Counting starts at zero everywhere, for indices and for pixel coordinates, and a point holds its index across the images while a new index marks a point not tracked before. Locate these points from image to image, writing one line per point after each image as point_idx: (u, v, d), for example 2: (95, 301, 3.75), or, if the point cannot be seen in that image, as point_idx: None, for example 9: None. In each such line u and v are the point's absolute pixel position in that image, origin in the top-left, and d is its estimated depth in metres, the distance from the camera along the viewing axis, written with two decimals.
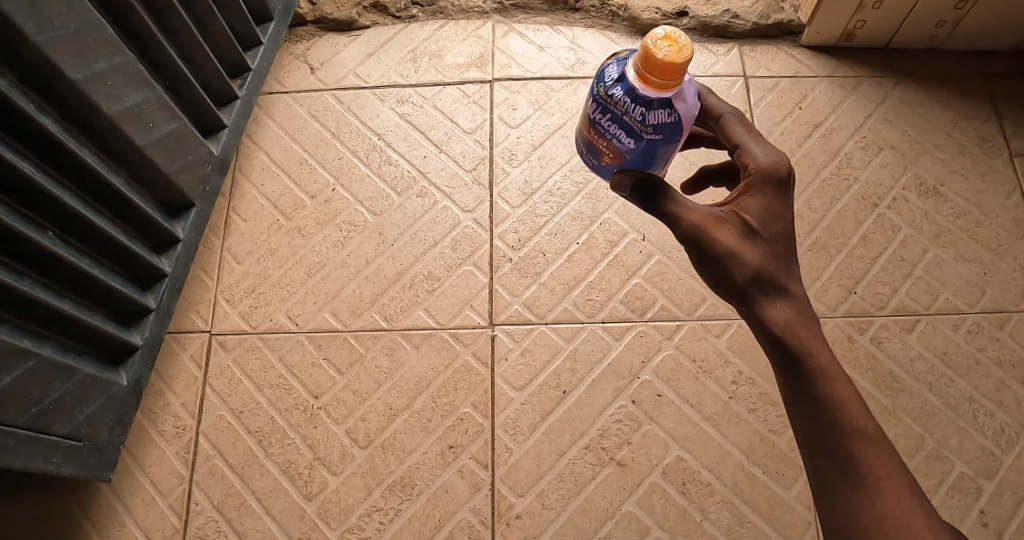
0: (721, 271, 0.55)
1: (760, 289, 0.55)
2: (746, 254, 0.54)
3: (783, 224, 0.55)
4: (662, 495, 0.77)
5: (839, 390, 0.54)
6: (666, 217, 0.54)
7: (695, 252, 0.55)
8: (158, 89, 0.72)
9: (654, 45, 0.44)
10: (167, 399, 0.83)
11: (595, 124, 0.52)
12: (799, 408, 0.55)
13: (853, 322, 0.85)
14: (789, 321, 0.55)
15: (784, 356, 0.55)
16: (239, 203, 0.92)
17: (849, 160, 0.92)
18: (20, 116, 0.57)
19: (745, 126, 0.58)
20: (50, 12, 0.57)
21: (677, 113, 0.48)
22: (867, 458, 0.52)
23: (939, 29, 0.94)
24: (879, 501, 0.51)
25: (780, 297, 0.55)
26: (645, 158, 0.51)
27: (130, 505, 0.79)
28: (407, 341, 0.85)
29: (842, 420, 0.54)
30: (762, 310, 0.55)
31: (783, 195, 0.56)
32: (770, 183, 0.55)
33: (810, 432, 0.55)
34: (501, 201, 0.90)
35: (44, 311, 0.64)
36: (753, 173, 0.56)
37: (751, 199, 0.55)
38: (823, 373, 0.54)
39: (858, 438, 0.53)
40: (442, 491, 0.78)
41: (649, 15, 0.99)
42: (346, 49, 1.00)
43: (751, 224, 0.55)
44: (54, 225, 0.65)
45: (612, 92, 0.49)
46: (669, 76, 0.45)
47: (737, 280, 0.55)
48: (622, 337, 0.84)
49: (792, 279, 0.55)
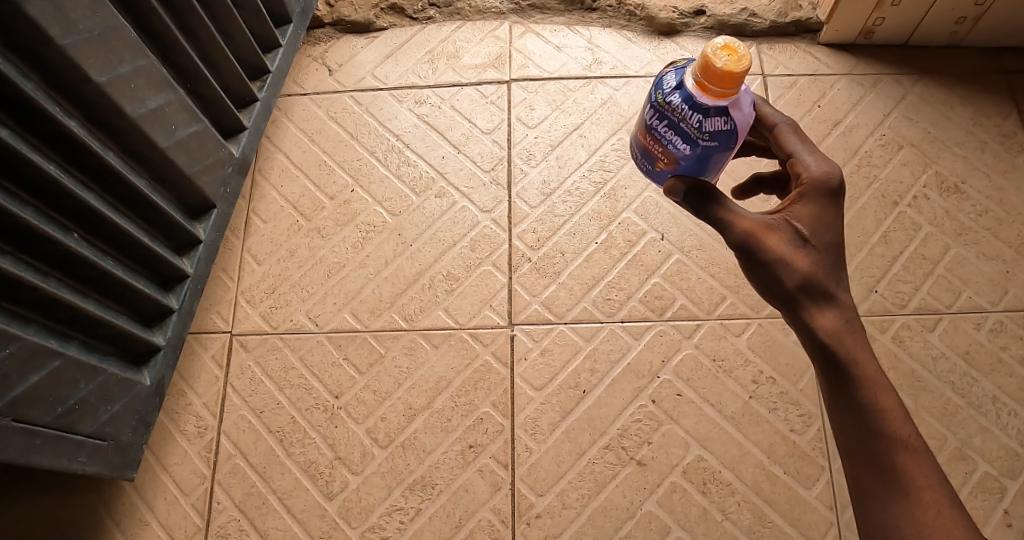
0: (771, 277, 0.55)
1: (810, 296, 0.54)
2: (797, 262, 0.54)
3: (834, 233, 0.55)
4: (682, 494, 0.77)
5: (883, 398, 0.54)
6: (716, 222, 0.54)
7: (744, 257, 0.55)
8: (180, 92, 0.73)
9: (714, 54, 0.46)
10: (189, 399, 0.84)
11: (651, 129, 0.53)
12: (844, 415, 0.55)
13: (874, 321, 0.84)
14: (836, 328, 0.55)
15: (829, 363, 0.55)
16: (259, 205, 0.93)
17: (869, 158, 0.92)
18: (46, 119, 0.58)
19: (800, 136, 0.59)
20: (76, 16, 0.57)
21: (733, 122, 0.50)
22: (909, 468, 0.52)
23: (960, 26, 0.94)
24: (919, 509, 0.51)
25: (828, 305, 0.55)
26: (700, 164, 0.53)
27: (152, 503, 0.80)
28: (427, 341, 0.85)
29: (886, 428, 0.54)
30: (809, 317, 0.55)
31: (834, 205, 0.56)
32: (822, 194, 0.56)
33: (853, 439, 0.55)
34: (519, 201, 0.90)
35: (70, 312, 0.65)
36: (805, 182, 0.57)
37: (803, 207, 0.56)
38: (869, 382, 0.54)
39: (900, 447, 0.53)
40: (462, 490, 0.78)
41: (667, 14, 0.99)
42: (364, 51, 1.01)
43: (801, 232, 0.55)
44: (77, 225, 0.65)
45: (669, 99, 0.51)
46: (727, 84, 0.47)
47: (786, 287, 0.55)
48: (641, 336, 0.84)
49: (841, 288, 0.55)
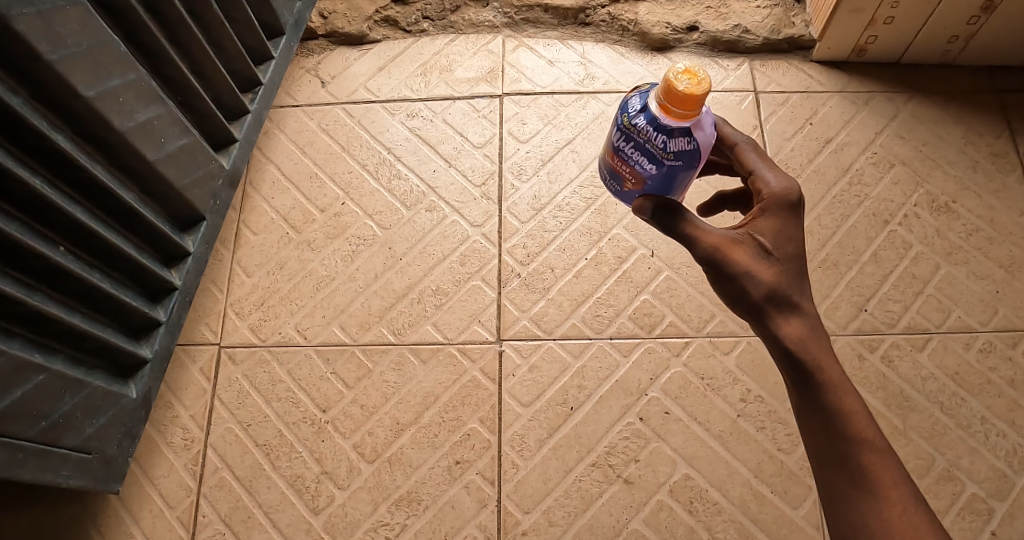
0: (737, 289, 0.55)
1: (775, 306, 0.54)
2: (761, 273, 0.54)
3: (796, 245, 0.55)
4: (669, 513, 0.77)
5: (847, 402, 0.54)
6: (682, 237, 0.55)
7: (711, 271, 0.55)
8: (170, 104, 0.73)
9: (675, 78, 0.47)
10: (176, 411, 0.84)
11: (618, 151, 0.54)
12: (811, 419, 0.55)
13: (863, 340, 0.84)
14: (801, 336, 0.55)
15: (795, 369, 0.55)
16: (250, 216, 0.93)
17: (860, 176, 0.92)
18: (32, 134, 0.58)
19: (759, 153, 0.59)
20: (64, 31, 0.57)
21: (697, 141, 0.50)
22: (875, 468, 0.53)
23: (952, 44, 0.94)
24: (886, 507, 0.51)
25: (793, 314, 0.55)
26: (665, 183, 0.53)
27: (138, 516, 0.79)
28: (415, 355, 0.85)
29: (851, 431, 0.54)
30: (775, 326, 0.55)
31: (795, 219, 0.56)
32: (783, 208, 0.56)
33: (821, 442, 0.55)
34: (510, 216, 0.90)
35: (55, 325, 0.65)
36: (766, 198, 0.57)
37: (765, 222, 0.56)
38: (834, 387, 0.55)
39: (865, 448, 0.53)
40: (448, 506, 0.78)
41: (660, 30, 0.99)
42: (357, 63, 1.01)
43: (764, 245, 0.55)
44: (64, 239, 0.65)
45: (635, 122, 0.51)
46: (689, 107, 0.47)
47: (752, 298, 0.55)
48: (630, 353, 0.83)
49: (805, 297, 0.55)
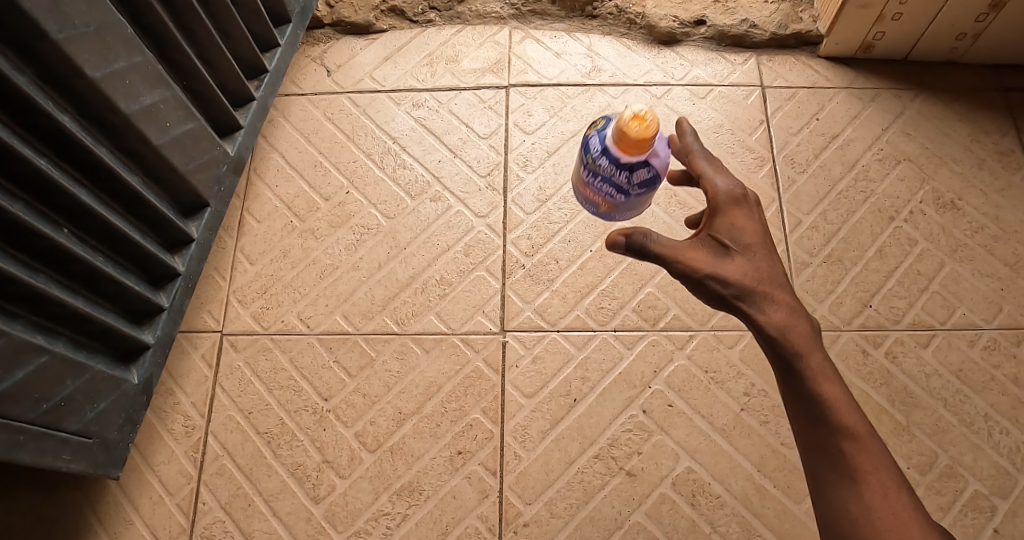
0: (709, 290, 0.59)
1: (746, 300, 0.59)
2: (727, 269, 0.59)
3: (753, 236, 0.61)
4: (671, 506, 0.76)
5: (830, 391, 0.56)
6: (654, 259, 0.59)
7: (683, 279, 0.60)
8: (175, 88, 0.72)
9: (627, 125, 0.56)
10: (177, 398, 0.83)
11: (590, 185, 0.66)
12: (796, 408, 0.58)
13: (867, 335, 0.84)
14: (780, 325, 0.58)
15: (777, 358, 0.58)
16: (253, 204, 0.92)
17: (866, 172, 0.92)
18: (38, 113, 0.58)
19: (709, 160, 0.66)
20: (70, 11, 0.57)
21: (655, 169, 0.61)
22: (857, 456, 0.55)
23: (960, 42, 0.94)
24: (867, 494, 0.53)
25: (767, 305, 0.59)
26: (632, 206, 0.66)
27: (137, 503, 0.79)
28: (418, 345, 0.84)
29: (833, 419, 0.56)
30: (752, 319, 0.59)
31: (745, 212, 0.62)
32: (732, 203, 0.62)
33: (805, 431, 0.57)
34: (515, 207, 0.90)
35: (57, 308, 0.64)
36: (717, 198, 0.63)
37: (719, 221, 0.62)
38: (815, 376, 0.57)
39: (846, 435, 0.55)
40: (450, 496, 0.78)
41: (667, 23, 0.99)
42: (363, 53, 1.00)
43: (724, 242, 0.60)
44: (68, 221, 0.65)
45: (600, 162, 0.62)
46: (642, 147, 0.57)
47: (723, 295, 0.59)
48: (634, 346, 0.83)
49: (777, 288, 0.59)
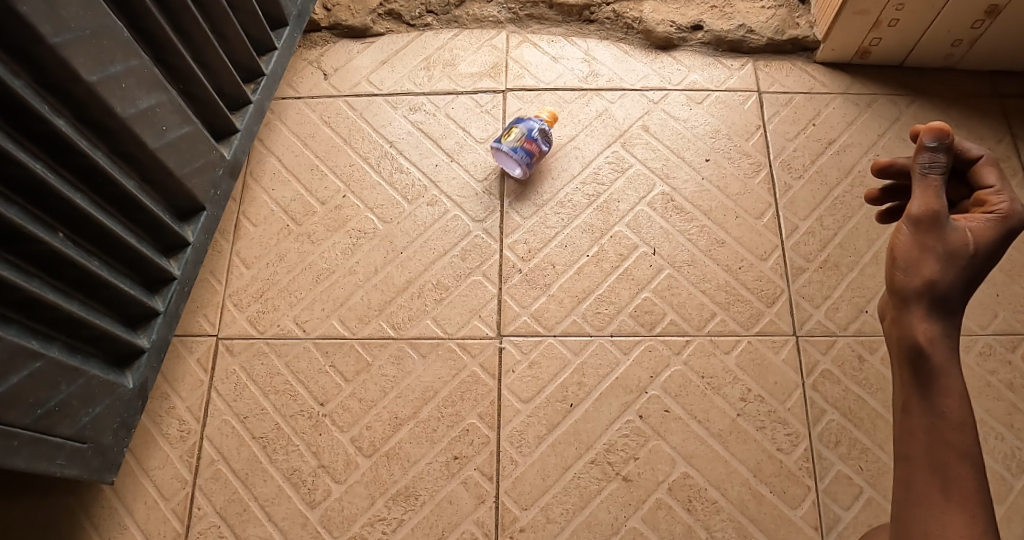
0: (911, 260, 0.66)
1: (929, 301, 0.65)
2: (944, 260, 0.65)
3: (987, 258, 0.66)
4: (667, 511, 0.76)
5: (950, 408, 0.62)
6: (922, 175, 0.67)
7: (907, 227, 0.67)
8: (171, 92, 0.72)
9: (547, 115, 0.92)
10: (172, 402, 0.83)
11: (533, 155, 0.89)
12: (915, 418, 0.63)
13: (863, 341, 0.83)
14: (934, 337, 0.64)
15: (915, 368, 0.64)
16: (249, 208, 0.92)
17: (862, 178, 0.92)
18: (34, 117, 0.57)
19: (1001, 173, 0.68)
20: (66, 14, 0.57)
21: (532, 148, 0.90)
22: (963, 474, 0.59)
23: (955, 48, 0.94)
24: (951, 506, 0.58)
25: (935, 317, 0.65)
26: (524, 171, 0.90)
27: (132, 507, 0.79)
28: (414, 350, 0.84)
29: (948, 437, 0.61)
30: (913, 322, 0.65)
31: (1010, 239, 0.66)
32: (1006, 228, 0.66)
33: (918, 449, 0.62)
34: (512, 212, 0.90)
35: (52, 312, 0.64)
36: (995, 208, 0.67)
37: (984, 227, 0.66)
38: (947, 392, 0.62)
39: (958, 456, 0.60)
40: (446, 501, 0.78)
41: (664, 28, 0.99)
42: (360, 56, 1.00)
43: (968, 243, 0.65)
44: (63, 225, 0.64)
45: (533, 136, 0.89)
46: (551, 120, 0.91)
47: (915, 280, 0.65)
48: (630, 351, 0.83)
49: (955, 305, 0.65)
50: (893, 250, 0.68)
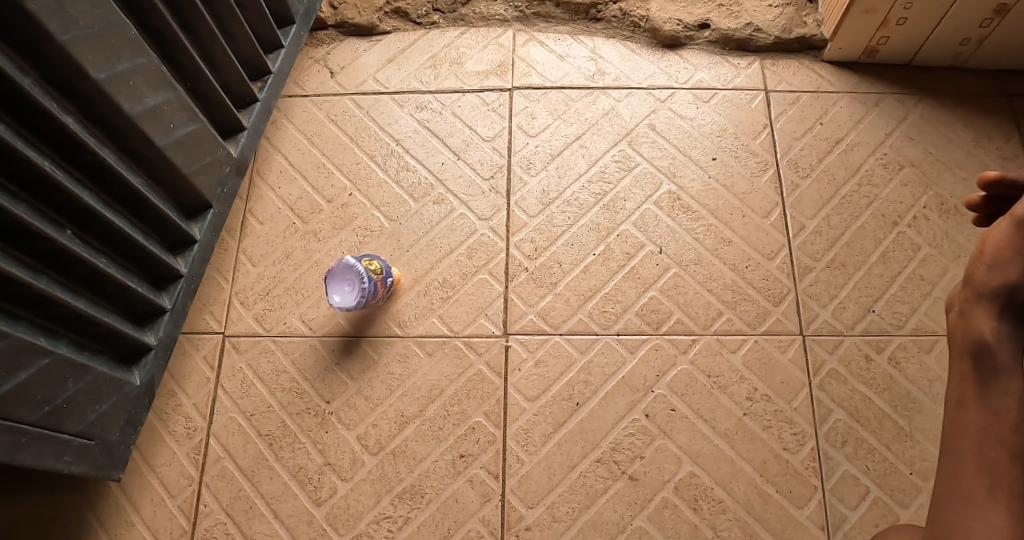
0: (1005, 259, 0.64)
1: (1007, 303, 0.64)
2: None
3: None
4: (673, 510, 0.76)
5: (1005, 408, 0.60)
6: None
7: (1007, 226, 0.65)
8: (179, 90, 0.72)
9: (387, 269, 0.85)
10: (179, 399, 0.83)
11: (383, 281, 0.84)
12: (966, 413, 0.61)
13: (870, 341, 0.83)
14: (999, 338, 0.62)
15: (978, 365, 0.62)
16: (256, 206, 0.92)
17: (869, 177, 0.91)
18: (42, 115, 0.57)
19: None
20: (74, 12, 0.57)
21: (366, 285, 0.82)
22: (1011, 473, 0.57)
23: (963, 47, 0.94)
24: (993, 501, 0.57)
25: (1011, 321, 0.63)
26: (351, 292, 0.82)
27: (138, 504, 0.79)
28: (420, 348, 0.84)
29: (1001, 435, 0.59)
30: (986, 318, 0.64)
31: None
32: None
33: (966, 444, 0.60)
34: (518, 210, 0.90)
35: (60, 309, 0.64)
36: None
37: None
38: (1006, 393, 0.60)
39: (1007, 454, 0.58)
40: (452, 500, 0.78)
41: (671, 27, 0.99)
42: (367, 54, 1.00)
43: None
44: (71, 222, 0.65)
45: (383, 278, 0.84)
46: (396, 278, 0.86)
47: (997, 279, 0.64)
48: (636, 349, 0.83)
49: None
50: (982, 245, 0.66)
